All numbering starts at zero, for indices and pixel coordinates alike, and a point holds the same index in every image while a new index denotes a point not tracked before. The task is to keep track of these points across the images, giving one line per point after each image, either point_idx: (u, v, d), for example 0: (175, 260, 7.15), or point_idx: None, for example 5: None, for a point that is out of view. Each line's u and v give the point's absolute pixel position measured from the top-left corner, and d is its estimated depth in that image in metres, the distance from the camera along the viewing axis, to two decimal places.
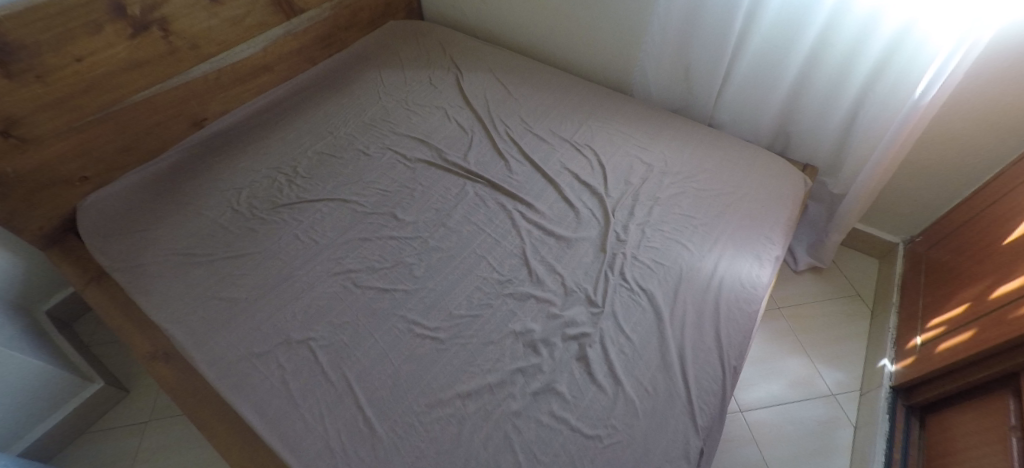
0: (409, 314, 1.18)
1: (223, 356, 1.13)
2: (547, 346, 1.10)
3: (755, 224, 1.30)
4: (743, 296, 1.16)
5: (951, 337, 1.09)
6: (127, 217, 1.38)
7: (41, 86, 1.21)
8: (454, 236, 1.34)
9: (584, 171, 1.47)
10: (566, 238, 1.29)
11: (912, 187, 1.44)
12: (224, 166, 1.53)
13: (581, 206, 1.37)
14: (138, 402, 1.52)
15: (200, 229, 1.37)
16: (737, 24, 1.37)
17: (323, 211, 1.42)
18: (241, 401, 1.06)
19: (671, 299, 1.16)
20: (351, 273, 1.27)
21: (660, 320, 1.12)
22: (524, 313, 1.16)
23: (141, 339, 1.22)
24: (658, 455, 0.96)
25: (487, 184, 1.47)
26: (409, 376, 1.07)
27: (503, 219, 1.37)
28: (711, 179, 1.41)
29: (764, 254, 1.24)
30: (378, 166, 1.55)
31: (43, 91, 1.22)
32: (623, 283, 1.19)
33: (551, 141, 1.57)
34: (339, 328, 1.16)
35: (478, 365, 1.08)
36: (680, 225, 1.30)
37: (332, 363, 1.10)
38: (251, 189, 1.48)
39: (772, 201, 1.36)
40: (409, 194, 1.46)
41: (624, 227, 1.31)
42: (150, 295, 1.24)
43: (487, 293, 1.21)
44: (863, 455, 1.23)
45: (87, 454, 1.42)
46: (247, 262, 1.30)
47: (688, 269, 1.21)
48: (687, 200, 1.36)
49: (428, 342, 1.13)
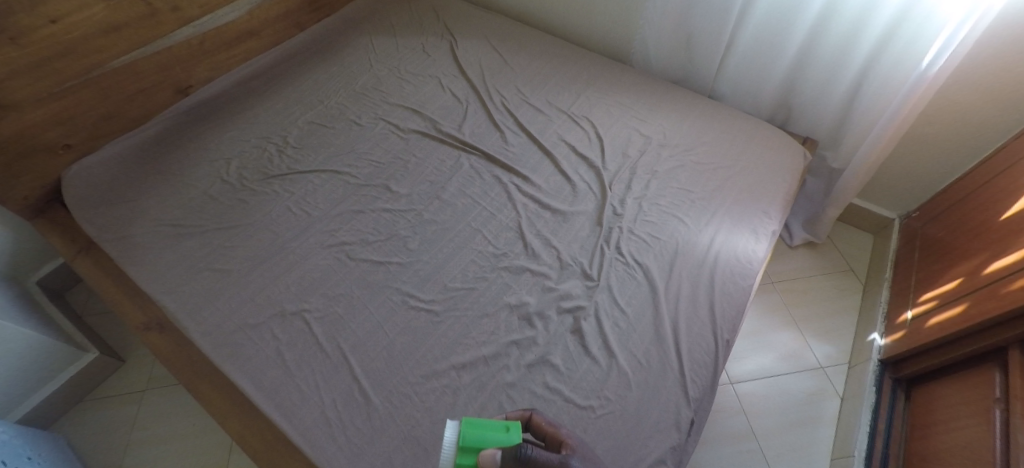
0: (404, 287, 1.18)
1: (217, 327, 1.12)
2: (542, 319, 1.10)
3: (752, 199, 1.29)
4: (739, 270, 1.16)
5: (942, 312, 1.10)
6: (114, 187, 1.35)
7: (17, 49, 1.15)
8: (449, 209, 1.33)
9: (581, 143, 1.45)
10: (562, 212, 1.28)
11: (910, 162, 1.44)
12: (212, 136, 1.50)
13: (577, 179, 1.36)
14: (134, 371, 1.52)
15: (190, 200, 1.35)
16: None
17: (315, 182, 1.40)
18: (236, 372, 1.06)
19: (666, 273, 1.16)
20: (345, 245, 1.26)
21: (655, 294, 1.12)
22: (519, 286, 1.16)
23: (134, 309, 1.21)
24: (650, 425, 0.97)
25: (483, 157, 1.45)
26: (404, 348, 1.08)
27: (499, 191, 1.36)
28: (709, 153, 1.40)
29: (761, 228, 1.24)
30: (371, 137, 1.52)
31: (18, 54, 1.16)
32: (618, 257, 1.19)
33: (548, 113, 1.54)
34: (333, 300, 1.16)
35: (473, 337, 1.09)
36: (677, 199, 1.29)
37: (327, 335, 1.10)
38: (240, 159, 1.45)
39: (770, 175, 1.35)
40: (402, 165, 1.44)
41: (621, 201, 1.30)
42: (142, 265, 1.22)
43: (482, 266, 1.21)
44: (848, 425, 1.26)
45: (85, 421, 1.43)
46: (238, 233, 1.28)
47: (684, 243, 1.20)
48: (685, 173, 1.35)
49: (423, 314, 1.13)
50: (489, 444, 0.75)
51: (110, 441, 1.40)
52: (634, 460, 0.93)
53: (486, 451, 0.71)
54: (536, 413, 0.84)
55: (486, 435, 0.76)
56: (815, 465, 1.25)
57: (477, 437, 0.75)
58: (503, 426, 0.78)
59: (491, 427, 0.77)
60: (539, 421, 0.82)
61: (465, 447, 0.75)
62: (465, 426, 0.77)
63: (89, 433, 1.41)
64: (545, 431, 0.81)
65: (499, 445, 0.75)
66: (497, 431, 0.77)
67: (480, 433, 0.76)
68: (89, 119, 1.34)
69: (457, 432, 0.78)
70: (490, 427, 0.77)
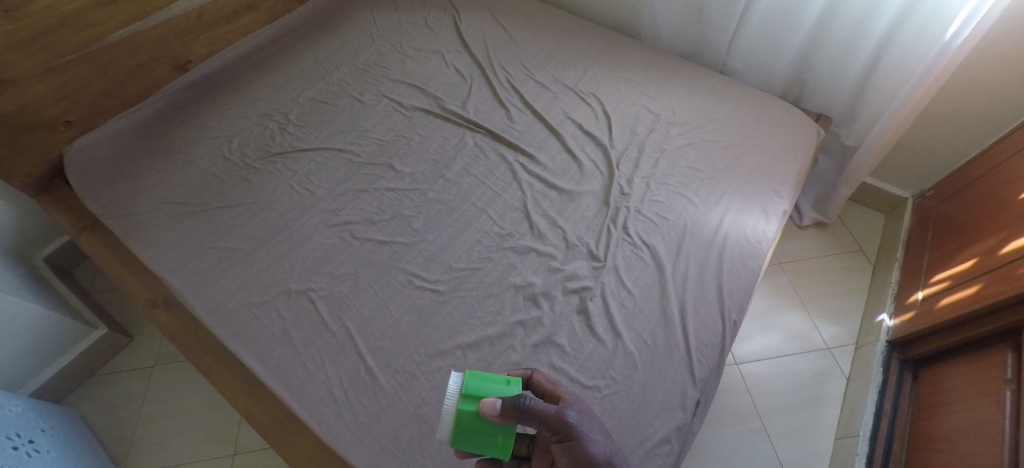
0: (409, 267, 1.17)
1: (223, 305, 1.12)
2: (548, 299, 1.09)
3: (762, 178, 1.27)
4: (748, 250, 1.14)
5: (954, 293, 1.09)
6: (115, 164, 1.34)
7: (12, 21, 1.12)
8: (454, 188, 1.32)
9: (588, 121, 1.42)
10: (568, 191, 1.27)
11: (925, 140, 1.40)
12: (212, 113, 1.48)
13: (584, 158, 1.34)
14: (143, 349, 1.54)
15: (192, 178, 1.34)
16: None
17: (318, 160, 1.38)
18: (243, 349, 1.06)
19: (673, 254, 1.14)
20: (349, 225, 1.25)
21: (662, 274, 1.11)
22: (525, 267, 1.15)
23: (140, 287, 1.21)
24: (655, 404, 0.97)
25: (487, 135, 1.42)
26: (410, 328, 1.08)
27: (504, 170, 1.34)
28: (720, 131, 1.37)
29: (772, 208, 1.22)
30: (374, 114, 1.49)
31: (14, 27, 1.13)
32: (625, 238, 1.17)
33: (555, 89, 1.51)
34: (338, 279, 1.15)
35: (478, 316, 1.08)
36: (686, 178, 1.27)
37: (333, 314, 1.10)
38: (242, 136, 1.43)
39: (781, 154, 1.32)
40: (406, 144, 1.42)
41: (629, 180, 1.27)
42: (146, 243, 1.22)
43: (487, 246, 1.20)
44: (853, 405, 1.26)
45: (96, 397, 1.45)
46: (242, 212, 1.27)
47: (692, 223, 1.19)
48: (695, 152, 1.32)
49: (428, 294, 1.13)
50: (488, 394, 0.73)
51: (122, 416, 1.42)
52: (639, 439, 0.94)
53: (486, 399, 0.70)
54: (538, 371, 0.81)
55: (487, 385, 0.74)
56: (818, 445, 1.26)
57: (478, 386, 0.74)
58: (504, 379, 0.76)
59: (492, 379, 0.75)
60: (540, 379, 0.80)
61: (467, 395, 0.73)
62: (468, 376, 0.75)
63: (100, 408, 1.43)
64: (544, 388, 0.78)
65: (499, 395, 0.73)
66: (498, 382, 0.75)
67: (481, 383, 0.74)
68: (88, 96, 1.32)
69: (459, 382, 0.76)
70: (491, 379, 0.75)
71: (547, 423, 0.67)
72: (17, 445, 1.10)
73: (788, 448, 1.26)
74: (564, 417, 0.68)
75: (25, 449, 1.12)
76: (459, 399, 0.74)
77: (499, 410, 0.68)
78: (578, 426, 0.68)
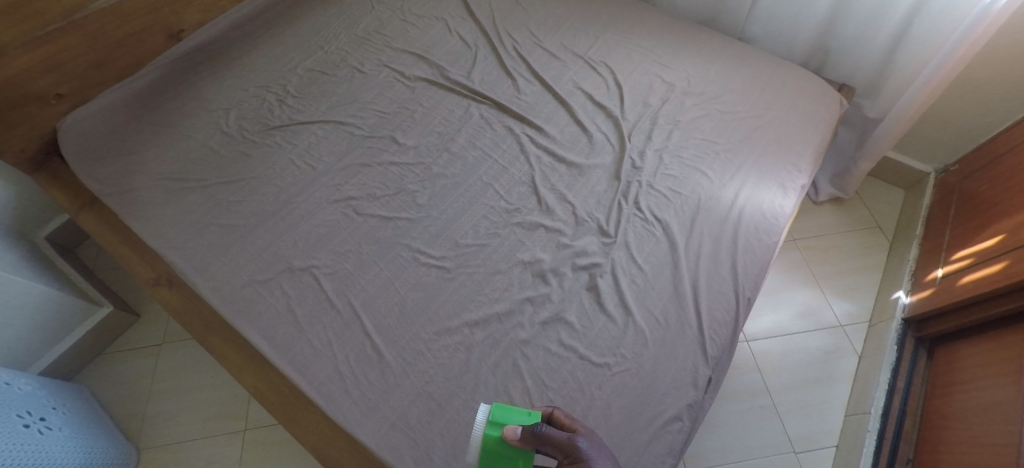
0: (415, 243, 1.14)
1: (227, 282, 1.10)
2: (557, 276, 1.07)
3: (779, 151, 1.22)
4: (763, 226, 1.11)
5: (977, 270, 1.05)
6: (111, 138, 1.31)
7: None
8: (459, 162, 1.28)
9: (598, 91, 1.37)
10: (578, 165, 1.23)
11: (951, 109, 1.34)
12: (209, 85, 1.44)
13: (594, 130, 1.29)
14: (150, 326, 1.53)
15: (190, 152, 1.30)
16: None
17: (318, 133, 1.34)
18: (248, 327, 1.04)
19: (687, 230, 1.11)
20: (352, 200, 1.22)
21: (674, 251, 1.08)
22: (533, 243, 1.12)
23: (142, 264, 1.19)
24: (667, 382, 0.96)
25: (494, 106, 1.37)
26: (416, 305, 1.06)
27: (511, 143, 1.30)
28: (736, 102, 1.31)
29: (789, 183, 1.17)
30: (375, 85, 1.44)
31: None
32: (637, 213, 1.13)
33: (564, 58, 1.45)
34: (342, 256, 1.13)
35: (485, 293, 1.06)
36: (700, 151, 1.23)
37: (338, 291, 1.08)
38: (240, 109, 1.39)
39: (799, 125, 1.27)
40: (409, 116, 1.37)
41: (640, 153, 1.23)
42: (147, 220, 1.19)
43: (495, 222, 1.16)
44: (865, 382, 1.25)
45: (106, 373, 1.46)
46: (241, 187, 1.24)
47: (706, 198, 1.15)
48: (710, 124, 1.28)
49: (434, 271, 1.10)
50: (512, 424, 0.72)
51: (131, 393, 1.42)
52: (649, 417, 0.92)
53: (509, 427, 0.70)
54: (559, 409, 0.75)
55: (512, 415, 0.73)
56: (827, 421, 1.25)
57: (502, 415, 0.73)
58: (528, 410, 0.74)
59: (516, 409, 0.74)
60: (560, 416, 0.74)
61: (491, 422, 0.73)
62: (494, 405, 0.75)
63: (110, 384, 1.44)
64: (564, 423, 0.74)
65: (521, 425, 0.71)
66: (521, 412, 0.74)
67: (506, 412, 0.73)
68: (78, 67, 1.28)
69: (485, 412, 0.76)
70: (516, 410, 0.74)
71: (558, 446, 0.66)
72: (28, 423, 1.10)
73: (797, 425, 1.25)
74: (575, 443, 0.66)
75: (37, 426, 1.11)
76: (484, 425, 0.73)
77: (520, 437, 0.69)
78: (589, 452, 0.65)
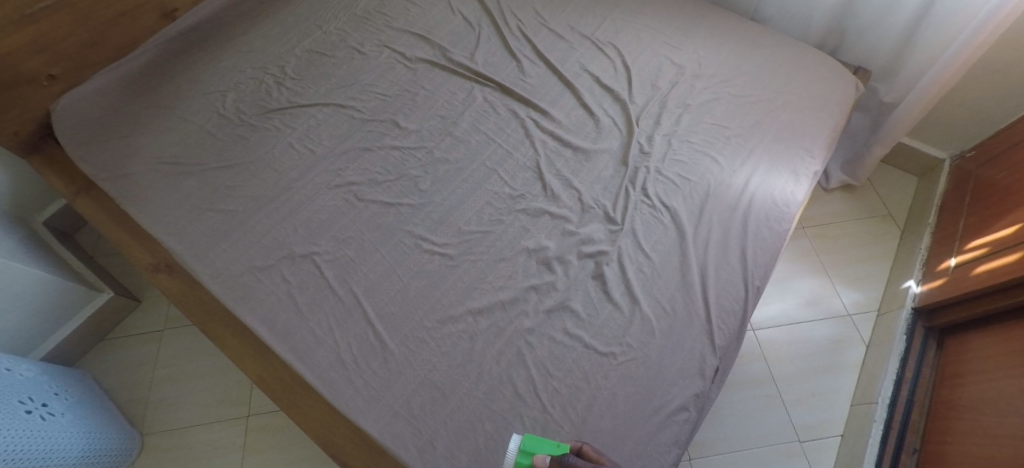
0: (417, 229, 1.12)
1: (226, 269, 1.09)
2: (562, 264, 1.05)
3: (792, 136, 1.19)
4: (774, 214, 1.08)
5: (993, 260, 1.03)
6: (106, 121, 1.29)
7: None
8: (462, 146, 1.25)
9: (605, 74, 1.33)
10: (584, 150, 1.20)
11: (969, 93, 1.30)
12: (205, 66, 1.41)
13: (601, 114, 1.26)
14: (152, 312, 1.52)
15: (187, 136, 1.28)
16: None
17: (318, 116, 1.31)
18: (249, 315, 1.03)
19: (695, 217, 1.08)
20: (353, 186, 1.19)
21: (682, 239, 1.05)
22: (538, 230, 1.10)
23: (141, 250, 1.17)
24: (673, 371, 0.94)
25: (498, 89, 1.34)
26: (419, 293, 1.04)
27: (516, 127, 1.27)
28: (747, 85, 1.28)
29: (801, 169, 1.14)
30: (376, 67, 1.40)
31: None
32: (644, 200, 1.11)
33: (570, 39, 1.41)
34: (344, 242, 1.11)
35: (489, 281, 1.04)
36: (710, 136, 1.19)
37: (339, 278, 1.06)
38: (237, 91, 1.36)
39: (812, 109, 1.23)
40: (411, 99, 1.34)
41: (649, 138, 1.20)
42: (144, 206, 1.17)
43: (499, 209, 1.14)
44: (873, 372, 1.23)
45: (109, 358, 1.45)
46: (240, 172, 1.22)
47: (716, 184, 1.12)
48: (720, 108, 1.24)
49: (437, 258, 1.08)
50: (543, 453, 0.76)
51: (134, 379, 1.42)
52: (655, 407, 0.91)
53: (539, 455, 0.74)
54: (589, 444, 0.77)
55: (542, 445, 0.77)
56: (833, 410, 1.24)
57: (533, 445, 0.77)
58: (557, 443, 0.78)
59: (546, 441, 0.78)
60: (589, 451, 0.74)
61: (523, 451, 0.77)
62: (526, 436, 0.79)
63: (112, 370, 1.43)
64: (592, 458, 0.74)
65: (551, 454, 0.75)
66: (551, 444, 0.78)
67: (537, 442, 0.77)
68: (70, 47, 1.25)
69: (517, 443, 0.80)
70: (546, 441, 0.78)
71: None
72: (30, 409, 1.09)
73: (802, 414, 1.24)
74: None
75: (39, 412, 1.11)
76: (515, 452, 0.77)
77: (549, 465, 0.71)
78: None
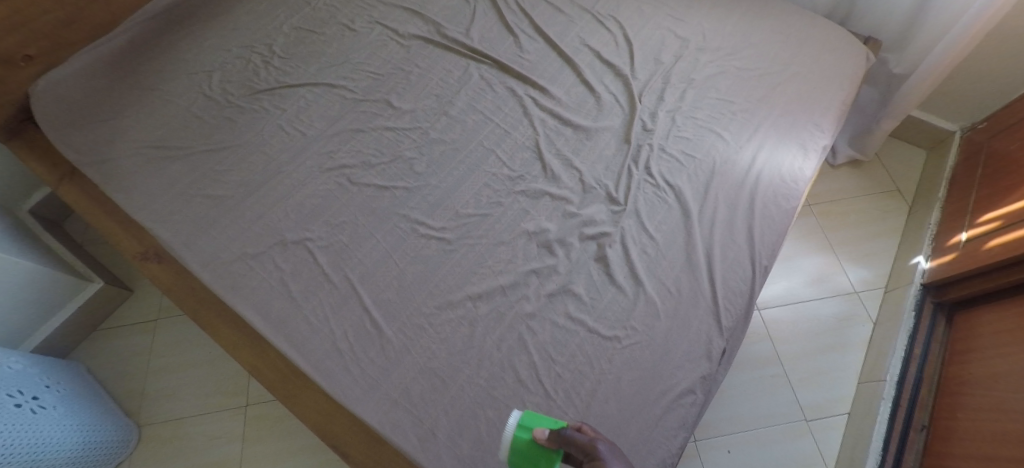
0: (413, 213, 1.09)
1: (217, 256, 1.05)
2: (564, 247, 1.01)
3: (800, 110, 1.15)
4: (782, 191, 1.05)
5: (1005, 233, 1.00)
6: (86, 104, 1.24)
7: None
8: (459, 126, 1.21)
9: (607, 48, 1.29)
10: (585, 128, 1.16)
11: (981, 62, 1.26)
12: (188, 45, 1.35)
13: (602, 91, 1.22)
14: (145, 301, 1.49)
15: (172, 119, 1.23)
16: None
17: (308, 97, 1.26)
18: (241, 304, 1.00)
19: (701, 196, 1.05)
20: (345, 169, 1.15)
21: (687, 218, 1.02)
22: (538, 212, 1.06)
23: (128, 239, 1.13)
24: (679, 354, 0.92)
25: (495, 66, 1.29)
26: (417, 278, 1.01)
27: (514, 106, 1.22)
28: (754, 58, 1.23)
29: (810, 144, 1.11)
30: (367, 44, 1.35)
31: None
32: (648, 179, 1.07)
33: (569, 12, 1.36)
34: (338, 228, 1.07)
35: (489, 265, 1.01)
36: (716, 111, 1.16)
37: (334, 265, 1.03)
38: (223, 72, 1.31)
39: (820, 82, 1.19)
40: (405, 77, 1.29)
41: (652, 115, 1.17)
42: (129, 192, 1.13)
43: (497, 191, 1.10)
44: (880, 349, 1.21)
45: (102, 349, 1.42)
46: (228, 156, 1.18)
47: (722, 161, 1.08)
48: (726, 82, 1.20)
49: (434, 242, 1.05)
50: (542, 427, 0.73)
51: (129, 369, 1.39)
52: (661, 390, 0.89)
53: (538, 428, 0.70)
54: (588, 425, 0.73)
55: (541, 420, 0.74)
56: (839, 390, 1.23)
57: (531, 420, 0.74)
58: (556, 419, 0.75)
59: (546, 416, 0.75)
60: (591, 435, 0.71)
61: (522, 425, 0.73)
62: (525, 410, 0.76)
63: (106, 360, 1.41)
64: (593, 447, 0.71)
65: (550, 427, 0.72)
66: (550, 418, 0.74)
67: (535, 417, 0.74)
68: (47, 25, 1.20)
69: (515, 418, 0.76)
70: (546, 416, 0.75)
71: (579, 447, 0.65)
72: (20, 403, 1.06)
73: (808, 394, 1.23)
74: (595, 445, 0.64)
75: (29, 406, 1.08)
76: (514, 428, 0.74)
77: (549, 437, 0.68)
78: (610, 456, 0.62)
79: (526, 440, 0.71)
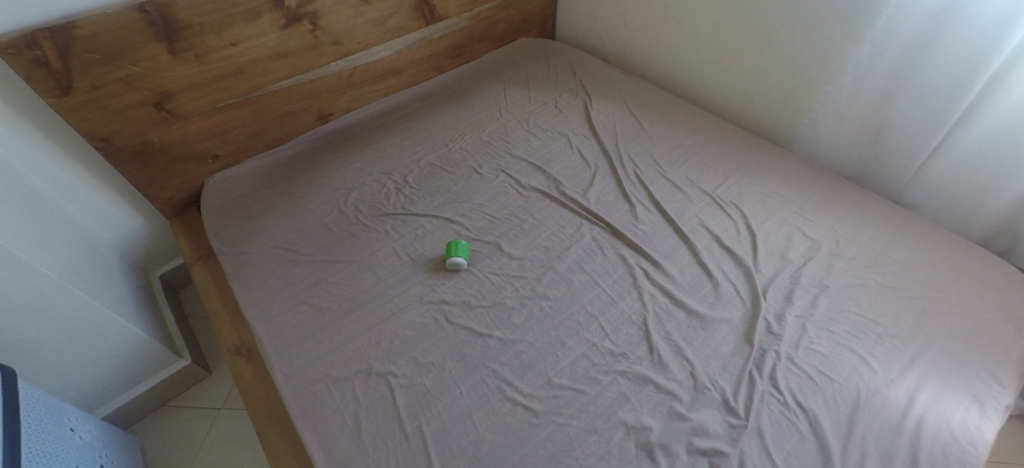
0: (502, 370, 1.02)
1: (303, 371, 1.03)
2: (667, 456, 0.89)
3: (968, 351, 0.99)
4: (953, 452, 0.86)
5: None
6: (242, 199, 1.38)
7: (198, 65, 1.24)
8: (564, 283, 1.17)
9: (726, 234, 1.24)
10: (699, 315, 1.08)
11: None
12: (339, 163, 1.50)
13: (720, 277, 1.15)
14: (218, 387, 1.49)
15: (306, 225, 1.32)
16: (985, 69, 1.07)
17: (427, 227, 1.31)
18: (309, 433, 0.94)
19: (843, 431, 0.89)
20: (444, 304, 1.14)
21: (826, 458, 0.86)
22: (639, 403, 0.95)
23: (231, 332, 1.17)
24: None
25: (608, 230, 1.28)
26: (494, 451, 0.91)
27: (623, 274, 1.18)
28: (900, 276, 1.12)
29: (986, 397, 0.93)
30: (490, 188, 1.42)
31: (198, 70, 1.25)
32: (773, 393, 0.94)
33: (688, 191, 1.37)
34: (424, 368, 1.03)
35: (576, 457, 0.90)
36: (857, 329, 1.03)
37: (410, 410, 0.97)
38: (360, 191, 1.42)
39: (986, 320, 1.04)
40: (518, 225, 1.32)
41: (778, 317, 1.06)
42: (246, 286, 1.19)
43: (596, 365, 1.02)
44: None
45: (161, 430, 1.40)
46: (342, 270, 1.22)
47: (868, 393, 0.93)
48: (868, 297, 1.08)
49: (520, 411, 0.96)
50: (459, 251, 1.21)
51: (179, 457, 1.35)
52: None
53: (454, 261, 1.19)
54: None
55: (458, 252, 1.20)
56: None
57: (457, 249, 1.21)
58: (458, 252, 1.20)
59: (458, 251, 1.20)
60: None
61: (459, 249, 1.21)
62: (458, 249, 1.20)
63: (161, 443, 1.38)
64: None
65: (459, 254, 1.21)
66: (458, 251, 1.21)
67: (457, 250, 1.20)
68: (240, 135, 1.42)
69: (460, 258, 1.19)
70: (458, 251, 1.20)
71: None
72: None
73: None
74: None
75: None
76: (461, 255, 1.20)
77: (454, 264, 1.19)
78: None
79: (460, 251, 1.21)
